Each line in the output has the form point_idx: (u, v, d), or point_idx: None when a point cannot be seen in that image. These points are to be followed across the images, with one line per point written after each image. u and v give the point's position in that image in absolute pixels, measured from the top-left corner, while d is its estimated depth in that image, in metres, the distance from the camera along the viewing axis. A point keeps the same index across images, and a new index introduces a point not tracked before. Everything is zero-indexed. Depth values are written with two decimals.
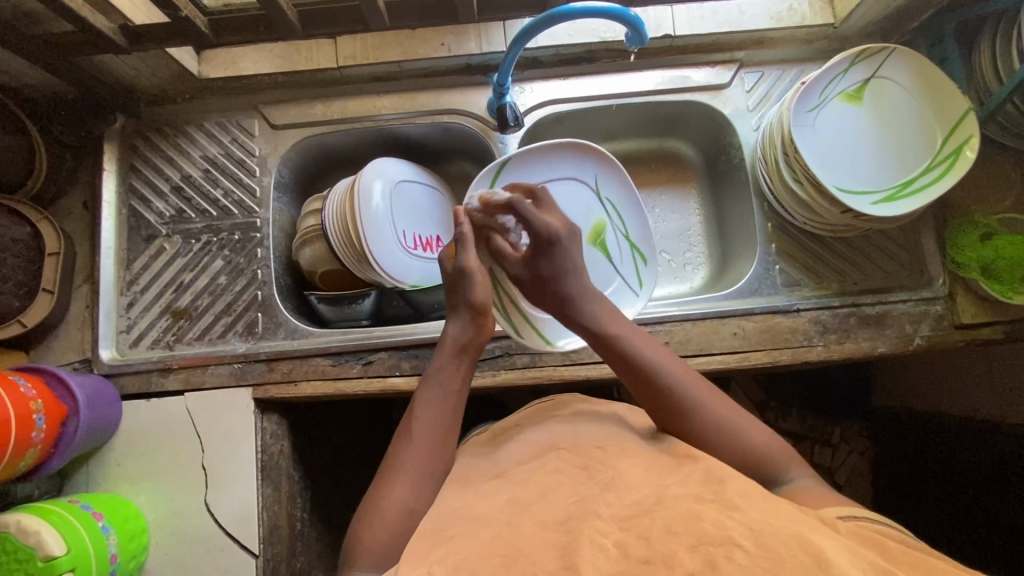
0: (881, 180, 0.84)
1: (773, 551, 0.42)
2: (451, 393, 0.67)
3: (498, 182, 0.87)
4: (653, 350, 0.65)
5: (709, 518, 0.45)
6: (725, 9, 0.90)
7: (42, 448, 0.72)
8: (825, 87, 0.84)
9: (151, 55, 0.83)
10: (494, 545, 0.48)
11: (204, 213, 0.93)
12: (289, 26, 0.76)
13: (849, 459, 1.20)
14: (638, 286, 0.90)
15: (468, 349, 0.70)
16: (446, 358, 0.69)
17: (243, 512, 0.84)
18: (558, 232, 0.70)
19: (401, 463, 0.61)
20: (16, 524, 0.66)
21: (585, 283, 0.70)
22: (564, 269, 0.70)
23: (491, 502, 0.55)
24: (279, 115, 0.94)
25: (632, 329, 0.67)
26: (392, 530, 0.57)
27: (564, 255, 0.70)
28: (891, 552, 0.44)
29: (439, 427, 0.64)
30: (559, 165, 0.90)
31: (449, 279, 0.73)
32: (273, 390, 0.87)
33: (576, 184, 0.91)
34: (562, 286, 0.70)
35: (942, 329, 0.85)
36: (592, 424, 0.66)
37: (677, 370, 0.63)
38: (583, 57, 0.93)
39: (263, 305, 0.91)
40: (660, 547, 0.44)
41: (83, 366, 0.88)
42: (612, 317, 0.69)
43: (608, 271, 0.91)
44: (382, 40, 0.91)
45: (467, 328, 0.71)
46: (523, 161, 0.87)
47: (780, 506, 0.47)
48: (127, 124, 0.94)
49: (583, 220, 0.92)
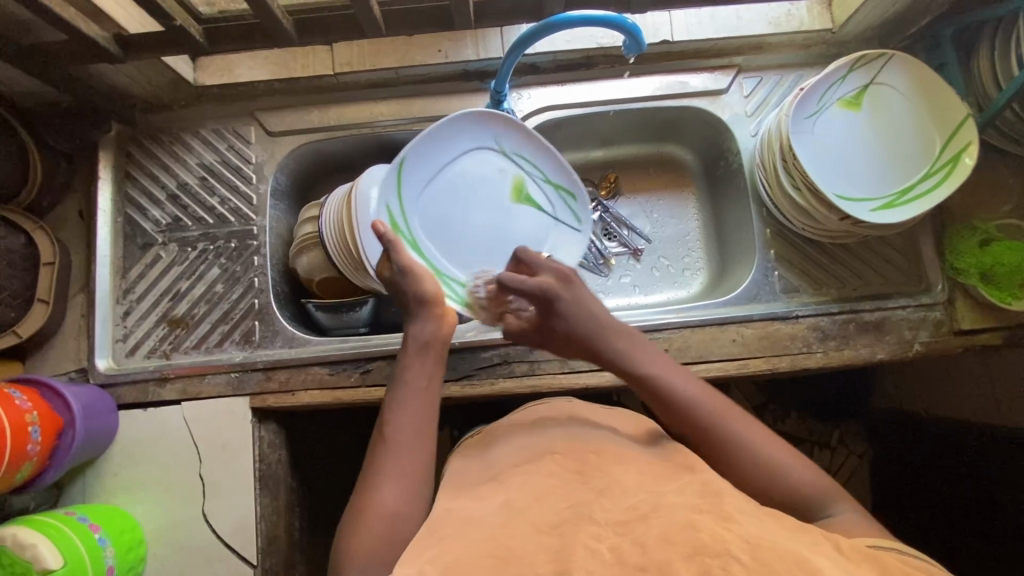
0: (880, 187, 0.83)
1: (769, 564, 0.40)
2: (419, 391, 0.66)
3: (404, 180, 0.78)
4: (681, 380, 0.64)
5: (706, 529, 0.43)
6: (723, 14, 0.90)
7: (38, 460, 0.71)
8: (823, 94, 0.84)
9: (146, 64, 0.83)
10: (485, 546, 0.47)
11: (201, 220, 0.93)
12: (285, 33, 0.75)
13: (848, 461, 1.20)
14: (579, 222, 0.92)
15: (431, 345, 0.68)
16: (410, 356, 0.68)
17: (239, 521, 0.83)
18: (551, 287, 0.70)
19: (383, 469, 0.61)
20: (12, 537, 0.66)
21: (598, 321, 0.69)
22: (572, 318, 0.70)
23: (485, 505, 0.55)
24: (275, 122, 0.93)
25: (656, 359, 0.67)
26: (380, 536, 0.57)
27: (564, 308, 0.70)
28: (889, 564, 0.43)
29: (414, 427, 0.64)
30: (459, 140, 0.82)
31: (394, 282, 0.71)
32: (271, 399, 0.86)
33: (479, 152, 0.84)
34: (576, 334, 0.70)
35: (941, 335, 0.85)
36: (586, 430, 0.65)
37: (703, 394, 0.63)
38: (581, 62, 0.93)
39: (260, 313, 0.90)
40: (656, 554, 0.42)
41: (79, 375, 0.88)
42: (638, 353, 0.68)
43: (544, 222, 0.90)
44: (380, 47, 0.91)
45: (428, 325, 0.69)
46: (410, 150, 0.78)
47: (772, 518, 0.47)
48: (123, 132, 0.93)
49: (501, 183, 0.87)
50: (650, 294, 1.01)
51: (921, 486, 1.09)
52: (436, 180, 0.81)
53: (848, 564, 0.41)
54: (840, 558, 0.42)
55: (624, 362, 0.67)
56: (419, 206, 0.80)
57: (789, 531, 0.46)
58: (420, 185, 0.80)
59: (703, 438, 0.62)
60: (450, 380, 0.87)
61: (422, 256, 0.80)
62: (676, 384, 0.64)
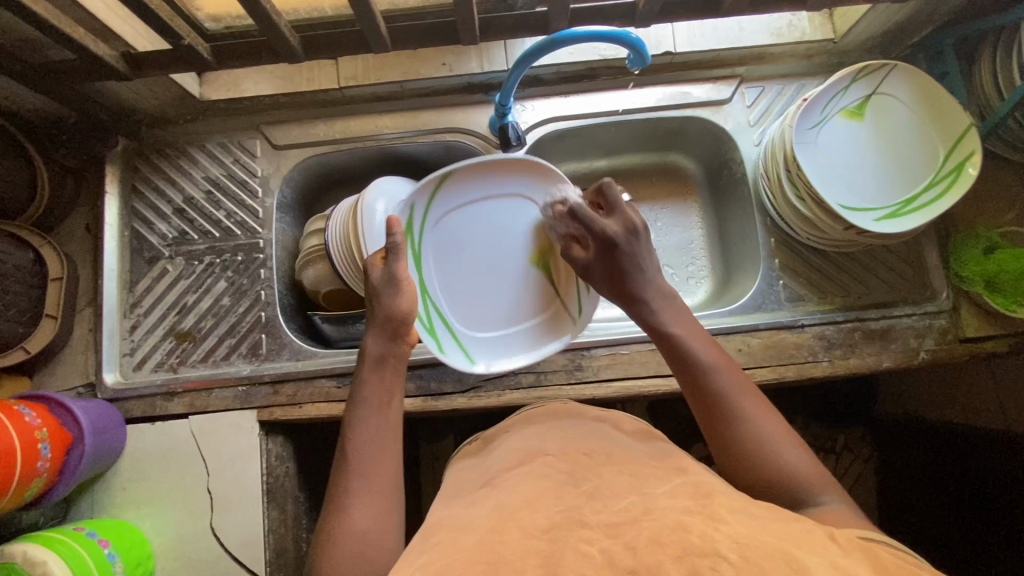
0: (883, 198, 0.84)
1: (758, 564, 0.39)
2: (380, 406, 0.67)
3: (439, 196, 0.79)
4: (706, 348, 0.66)
5: (696, 529, 0.43)
6: (725, 26, 0.91)
7: (47, 477, 0.71)
8: (826, 105, 0.85)
9: (154, 81, 0.84)
10: (476, 551, 0.46)
11: (207, 234, 0.93)
12: (291, 50, 0.76)
13: (854, 467, 1.20)
14: (580, 313, 0.85)
15: (387, 359, 0.70)
16: (367, 372, 0.69)
17: (249, 533, 0.83)
18: (615, 235, 0.71)
19: (349, 488, 0.61)
20: (22, 554, 0.66)
21: (650, 276, 0.72)
22: (631, 266, 0.71)
23: (477, 510, 0.54)
24: (280, 135, 0.94)
25: (688, 325, 0.68)
26: (356, 555, 0.56)
27: (626, 257, 0.71)
28: (885, 562, 0.41)
29: (372, 442, 0.64)
30: (507, 183, 0.81)
31: (374, 289, 0.72)
32: (277, 412, 0.86)
33: (521, 202, 0.83)
34: (627, 279, 0.71)
35: (946, 343, 0.85)
36: (587, 432, 0.65)
37: (722, 366, 0.64)
38: (585, 74, 0.93)
39: (268, 326, 0.91)
40: (645, 557, 0.42)
41: (87, 391, 0.88)
42: (675, 316, 0.69)
43: (551, 292, 0.85)
44: (384, 61, 0.91)
45: (384, 340, 0.71)
46: (463, 173, 0.78)
47: (765, 517, 0.46)
48: (129, 146, 0.94)
49: (527, 241, 0.84)
50: None
51: (930, 492, 1.08)
52: (467, 208, 0.81)
53: (838, 563, 0.40)
54: (830, 556, 0.41)
55: (657, 318, 0.69)
56: (440, 226, 0.81)
57: (781, 528, 0.44)
58: (453, 208, 0.81)
59: (714, 410, 0.62)
60: (456, 392, 0.87)
61: (418, 271, 0.80)
62: (702, 352, 0.65)
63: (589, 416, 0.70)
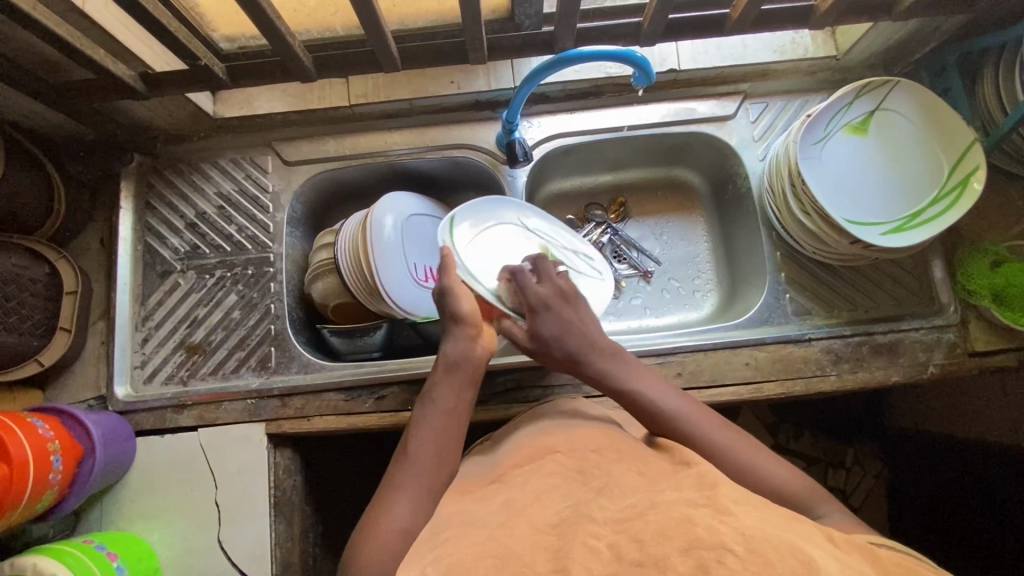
0: (889, 211, 0.84)
1: (764, 556, 0.41)
2: (447, 410, 0.68)
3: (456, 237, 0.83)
4: (662, 393, 0.67)
5: (701, 522, 0.44)
6: (728, 44, 0.93)
7: (58, 490, 0.72)
8: (830, 120, 0.86)
9: (170, 100, 0.86)
10: (487, 546, 0.47)
11: (218, 248, 0.94)
12: (304, 70, 0.78)
13: (863, 482, 1.16)
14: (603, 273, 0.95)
15: (462, 364, 0.70)
16: (441, 375, 0.70)
17: (256, 546, 0.83)
18: (548, 299, 0.73)
19: (402, 483, 0.62)
20: (31, 566, 0.67)
21: (586, 335, 0.71)
22: (562, 330, 0.71)
23: (487, 505, 0.53)
24: (291, 152, 0.96)
25: (636, 374, 0.69)
26: (391, 550, 0.56)
27: (559, 316, 0.72)
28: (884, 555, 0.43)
29: (435, 443, 0.65)
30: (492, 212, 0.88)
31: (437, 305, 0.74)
32: (287, 425, 0.87)
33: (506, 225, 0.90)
34: (564, 340, 0.71)
35: (956, 356, 0.85)
36: (595, 428, 0.64)
37: (687, 408, 0.66)
38: (590, 91, 0.95)
39: (277, 339, 0.91)
40: (652, 550, 0.43)
41: (98, 403, 0.89)
42: (626, 369, 0.69)
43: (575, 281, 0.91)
44: (393, 79, 0.94)
45: (462, 344, 0.71)
46: (465, 222, 0.85)
47: (768, 511, 0.47)
48: (143, 163, 0.96)
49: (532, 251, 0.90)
50: (662, 316, 1.02)
51: (943, 507, 1.07)
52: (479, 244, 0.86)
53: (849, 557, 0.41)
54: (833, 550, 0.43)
55: (610, 377, 0.69)
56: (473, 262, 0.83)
57: (788, 523, 0.46)
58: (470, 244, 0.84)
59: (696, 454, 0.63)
60: None
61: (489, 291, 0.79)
62: (661, 399, 0.66)
63: (593, 416, 0.68)
